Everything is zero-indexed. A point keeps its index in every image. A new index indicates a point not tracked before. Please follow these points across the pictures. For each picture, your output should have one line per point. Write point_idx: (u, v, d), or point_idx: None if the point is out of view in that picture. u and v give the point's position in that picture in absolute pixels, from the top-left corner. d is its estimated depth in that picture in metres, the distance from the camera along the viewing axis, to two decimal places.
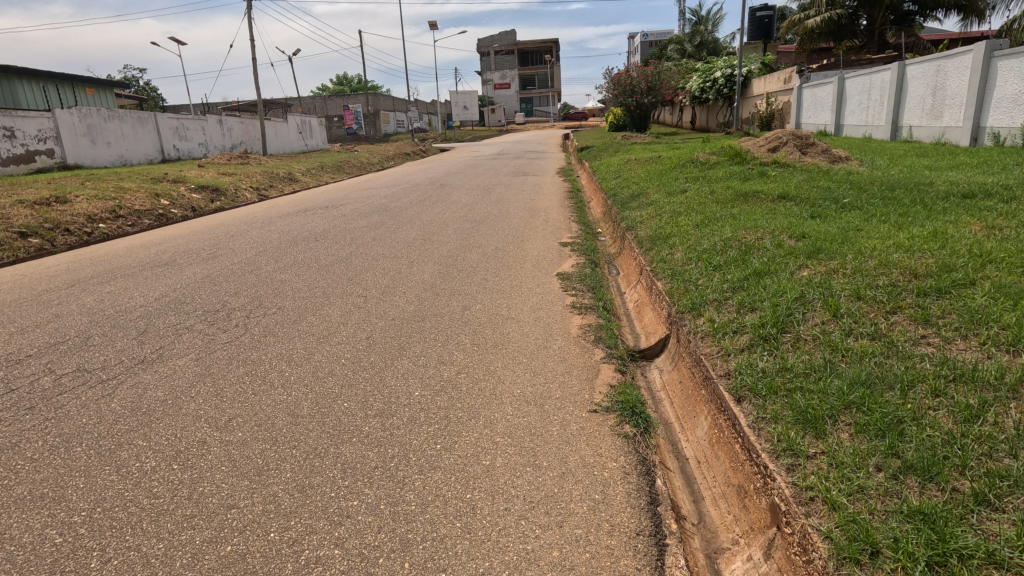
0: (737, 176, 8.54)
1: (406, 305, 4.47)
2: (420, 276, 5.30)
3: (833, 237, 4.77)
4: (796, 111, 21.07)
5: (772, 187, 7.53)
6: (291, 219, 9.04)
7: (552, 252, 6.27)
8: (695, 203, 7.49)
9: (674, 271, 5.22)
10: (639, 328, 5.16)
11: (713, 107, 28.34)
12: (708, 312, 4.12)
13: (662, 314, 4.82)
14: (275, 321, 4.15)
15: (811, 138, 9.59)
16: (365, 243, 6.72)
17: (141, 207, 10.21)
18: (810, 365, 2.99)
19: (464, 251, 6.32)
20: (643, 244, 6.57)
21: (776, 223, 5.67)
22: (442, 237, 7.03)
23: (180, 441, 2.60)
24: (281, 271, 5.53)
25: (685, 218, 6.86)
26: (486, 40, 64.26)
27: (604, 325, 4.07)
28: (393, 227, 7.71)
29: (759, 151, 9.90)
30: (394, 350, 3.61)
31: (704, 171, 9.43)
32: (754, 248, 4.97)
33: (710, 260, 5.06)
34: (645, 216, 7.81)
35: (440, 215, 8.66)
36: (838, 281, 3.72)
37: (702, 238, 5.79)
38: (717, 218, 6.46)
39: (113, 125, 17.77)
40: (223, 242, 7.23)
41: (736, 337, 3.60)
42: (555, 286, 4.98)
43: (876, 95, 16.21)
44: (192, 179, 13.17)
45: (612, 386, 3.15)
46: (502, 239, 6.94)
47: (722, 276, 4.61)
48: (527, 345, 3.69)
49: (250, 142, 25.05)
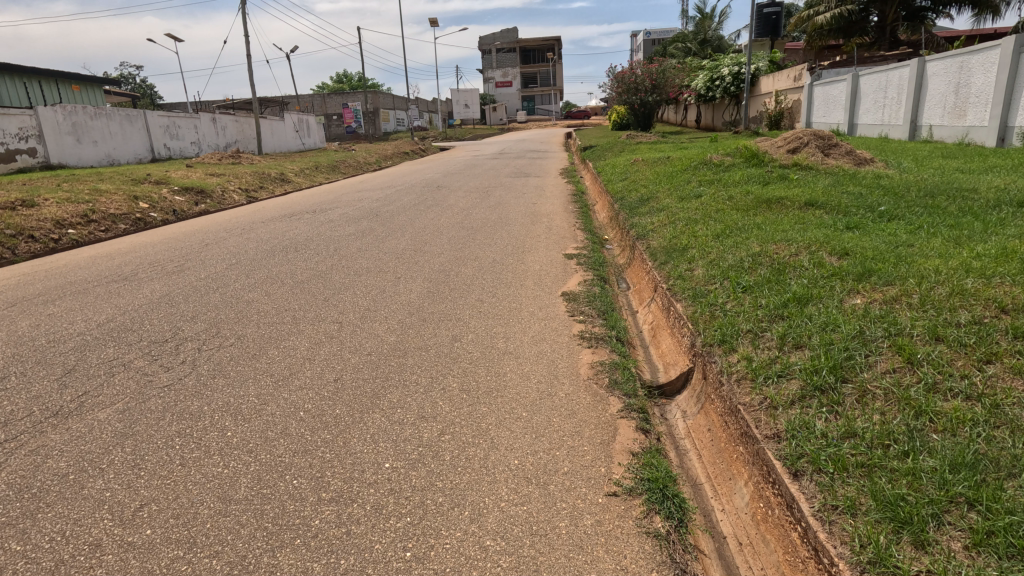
0: (757, 180, 7.87)
1: (387, 335, 3.83)
2: (407, 296, 4.66)
3: (884, 255, 4.11)
4: (807, 110, 20.36)
5: (797, 193, 6.86)
6: (274, 224, 8.40)
7: (556, 266, 5.63)
8: (713, 210, 6.83)
9: (695, 292, 4.57)
10: (656, 357, 4.52)
11: (719, 106, 27.65)
12: (742, 346, 3.48)
13: (684, 343, 4.18)
14: (229, 357, 3.51)
15: (833, 138, 8.92)
16: (349, 255, 6.09)
17: (116, 211, 9.57)
18: (890, 432, 2.34)
19: (458, 264, 5.68)
20: (657, 257, 5.91)
21: (809, 235, 5.02)
22: (435, 247, 6.39)
23: (66, 544, 1.96)
24: (250, 290, 4.89)
25: (703, 228, 6.22)
26: (487, 37, 63.43)
27: (619, 362, 3.42)
28: (382, 236, 7.06)
29: (777, 152, 9.24)
30: (365, 398, 2.98)
31: (718, 174, 8.76)
32: (789, 267, 4.33)
33: (738, 279, 4.41)
34: (657, 223, 7.17)
35: (435, 222, 8.02)
36: (905, 315, 3.08)
37: (726, 253, 5.13)
38: (740, 229, 5.80)
39: (100, 122, 17.16)
40: (195, 252, 6.58)
41: (782, 384, 2.95)
42: (559, 310, 4.33)
43: (893, 92, 15.51)
44: (177, 180, 12.55)
45: (633, 453, 2.51)
46: (501, 250, 6.29)
47: (755, 302, 3.96)
48: (528, 391, 3.05)
49: (244, 141, 24.43)
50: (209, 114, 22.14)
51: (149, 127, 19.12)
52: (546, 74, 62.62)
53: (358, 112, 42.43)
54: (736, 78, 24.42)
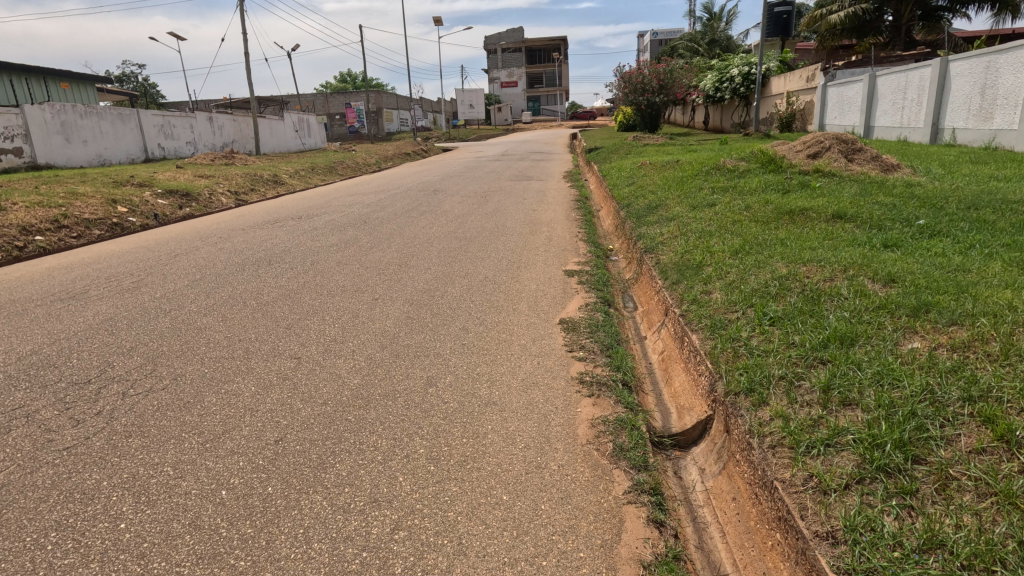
0: (775, 188, 7.24)
1: (351, 376, 3.24)
2: (381, 324, 4.06)
3: (938, 283, 3.49)
4: (821, 111, 19.64)
5: (823, 203, 6.24)
6: (254, 232, 7.82)
7: (554, 285, 5.02)
8: (729, 222, 6.21)
9: (714, 322, 3.95)
10: (667, 397, 3.91)
11: (729, 107, 26.96)
12: (775, 398, 2.87)
13: (700, 383, 3.58)
14: (156, 406, 2.91)
15: (857, 142, 8.27)
16: (326, 270, 5.50)
17: (91, 215, 9.02)
18: (996, 552, 1.74)
19: (446, 282, 5.08)
20: (668, 277, 5.30)
21: (844, 254, 4.40)
22: (422, 261, 5.79)
23: None
24: (206, 314, 4.31)
25: (719, 242, 5.60)
26: (493, 36, 62.69)
27: (625, 418, 2.81)
28: (367, 247, 6.48)
29: (796, 156, 8.58)
30: (306, 471, 2.38)
31: (732, 180, 8.12)
32: (825, 295, 3.71)
33: (763, 308, 3.81)
34: (667, 235, 6.55)
35: (426, 231, 7.44)
36: (986, 374, 2.47)
37: (747, 275, 4.51)
38: (762, 245, 5.17)
39: (90, 121, 16.68)
40: (160, 265, 6.01)
41: (833, 457, 2.33)
42: (556, 344, 3.71)
43: (913, 93, 14.82)
44: (162, 182, 12.01)
45: (645, 565, 1.91)
46: (495, 264, 5.69)
47: (788, 339, 3.35)
48: (512, 460, 2.45)
49: (242, 140, 23.93)
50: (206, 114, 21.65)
51: (143, 127, 18.66)
52: (552, 75, 61.99)
53: (360, 112, 41.96)
54: (746, 79, 23.73)
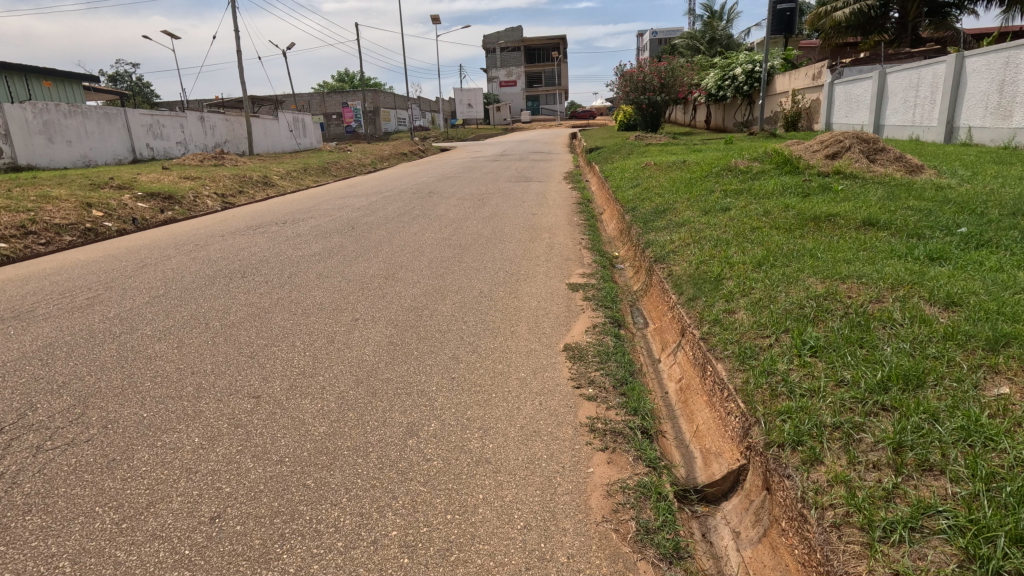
0: (794, 192, 6.71)
1: (315, 424, 2.71)
2: (359, 353, 3.53)
3: (1011, 308, 2.98)
4: (827, 110, 19.13)
5: (850, 208, 5.72)
6: (233, 239, 7.28)
7: (557, 303, 4.48)
8: (747, 229, 5.69)
9: (742, 349, 3.43)
10: (689, 437, 3.38)
11: (732, 106, 26.43)
12: (831, 456, 2.34)
13: (729, 425, 3.05)
14: (73, 465, 2.37)
15: (879, 142, 7.74)
16: (304, 284, 4.97)
17: (62, 220, 8.48)
18: None
19: (437, 298, 4.56)
20: (683, 292, 4.77)
21: (887, 269, 3.88)
22: (411, 273, 5.26)
23: None
24: (160, 339, 3.77)
25: (740, 253, 5.07)
26: (491, 35, 61.90)
27: (648, 482, 2.28)
28: (352, 257, 5.95)
29: (813, 156, 8.05)
30: (244, 567, 1.85)
31: (746, 182, 7.60)
32: (876, 319, 3.18)
33: (801, 334, 3.28)
34: (679, 244, 6.03)
35: (418, 238, 6.92)
36: None
37: (775, 293, 3.99)
38: (788, 258, 4.65)
39: (74, 120, 16.14)
40: (123, 277, 5.47)
41: (923, 550, 1.81)
42: (560, 378, 3.18)
43: (925, 91, 14.32)
44: (144, 184, 11.46)
45: None
46: (492, 277, 5.17)
47: (836, 377, 2.82)
48: (508, 549, 1.92)
49: (234, 140, 23.37)
50: (197, 113, 21.13)
51: (131, 127, 18.12)
52: (551, 74, 61.41)
53: (358, 112, 41.40)
54: (749, 77, 23.18)
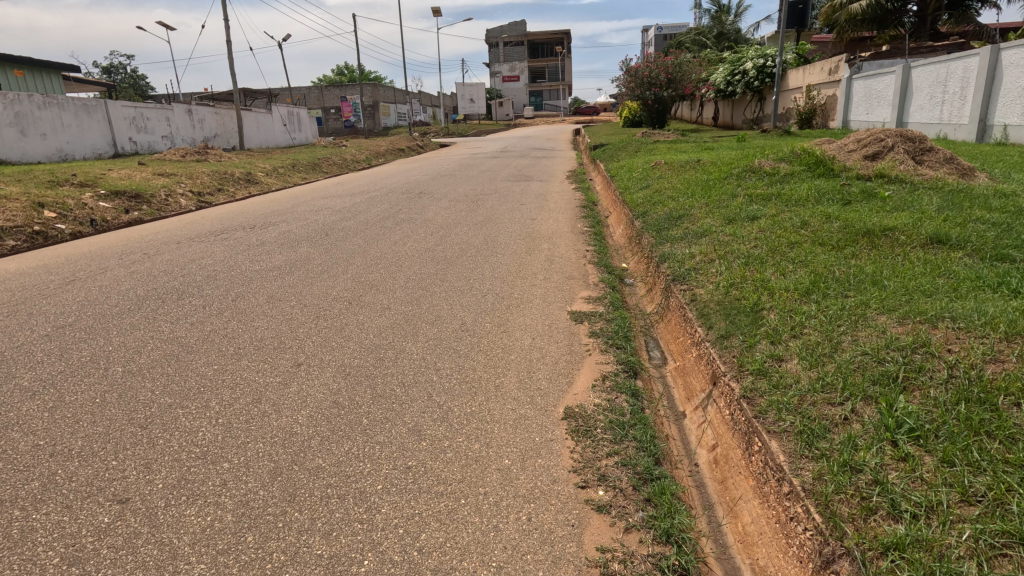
0: (832, 198, 5.81)
1: (190, 560, 1.81)
2: (288, 423, 2.63)
3: None
4: (845, 106, 18.13)
5: (905, 219, 4.81)
6: (189, 246, 6.38)
7: (554, 341, 3.58)
8: (785, 245, 4.78)
9: (807, 421, 2.53)
10: (733, 540, 2.51)
11: (741, 102, 25.40)
12: None
13: (796, 541, 2.16)
14: None
15: (926, 142, 6.80)
16: (249, 311, 4.08)
17: (6, 222, 7.57)
18: None
19: (406, 334, 3.66)
20: (711, 325, 3.88)
21: (989, 308, 2.96)
22: (381, 297, 4.38)
23: None
24: (33, 395, 2.86)
25: (782, 278, 4.16)
26: (493, 29, 60.79)
27: None
28: (317, 273, 5.07)
29: (847, 155, 7.12)
30: None
31: (773, 186, 6.67)
32: (1005, 394, 2.28)
33: (892, 408, 2.38)
34: (701, 260, 5.11)
35: (397, 248, 6.02)
36: None
37: (840, 337, 3.09)
38: (845, 284, 3.75)
39: (48, 111, 15.24)
40: (38, 296, 4.57)
41: None
42: (560, 470, 2.28)
43: (955, 87, 13.31)
44: (111, 181, 10.57)
45: None
46: (478, 303, 4.28)
47: (964, 488, 1.93)
48: None
49: (224, 134, 22.47)
50: (183, 106, 20.24)
51: (112, 119, 17.22)
52: (554, 69, 60.33)
53: (357, 106, 40.53)
54: (761, 72, 22.17)
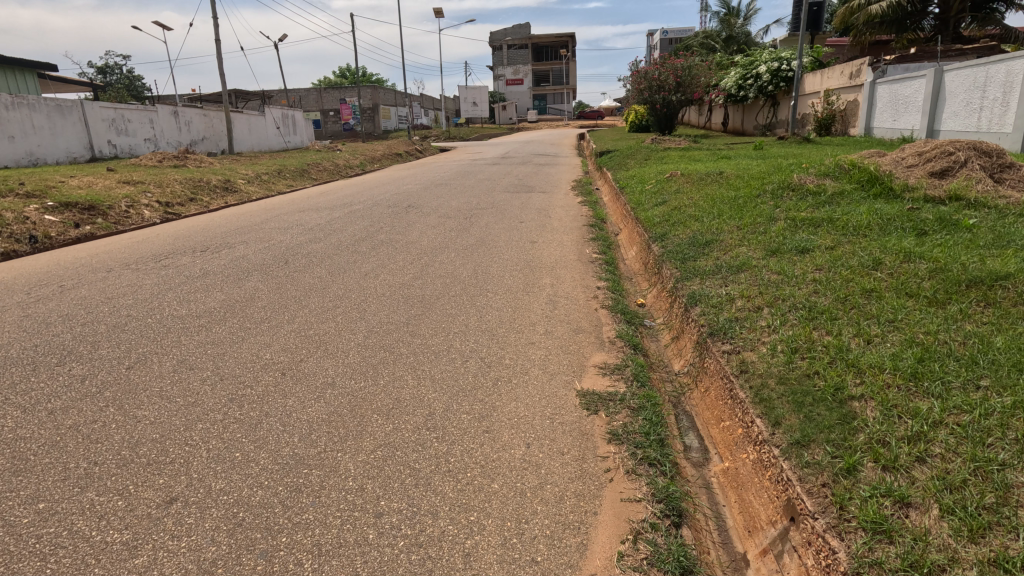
0: (902, 226, 4.71)
1: None
2: None
3: None
4: (867, 112, 16.99)
5: (1013, 259, 3.68)
6: (117, 276, 5.28)
7: (558, 455, 2.46)
8: (860, 294, 3.66)
9: None
10: None
11: (754, 107, 24.25)
12: None
13: None
14: None
15: (1004, 156, 5.67)
16: (140, 390, 2.98)
17: None
18: None
19: (342, 438, 2.54)
20: (779, 418, 2.77)
21: None
22: (326, 366, 3.27)
23: None
24: None
25: (869, 348, 3.04)
26: (496, 31, 59.77)
27: None
28: (256, 322, 3.98)
29: (905, 169, 6.00)
30: None
31: (821, 208, 5.56)
32: None
33: None
34: (745, 306, 4.00)
35: (366, 283, 4.92)
36: None
37: (1011, 480, 1.97)
38: (976, 367, 2.64)
39: (16, 111, 14.22)
40: None
41: None
42: None
43: (993, 93, 12.16)
44: (66, 191, 9.52)
45: None
46: (455, 376, 3.16)
47: None
48: None
49: (213, 137, 21.50)
50: (168, 107, 19.26)
51: (89, 121, 16.22)
52: (559, 73, 59.36)
53: (356, 109, 39.59)
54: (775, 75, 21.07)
